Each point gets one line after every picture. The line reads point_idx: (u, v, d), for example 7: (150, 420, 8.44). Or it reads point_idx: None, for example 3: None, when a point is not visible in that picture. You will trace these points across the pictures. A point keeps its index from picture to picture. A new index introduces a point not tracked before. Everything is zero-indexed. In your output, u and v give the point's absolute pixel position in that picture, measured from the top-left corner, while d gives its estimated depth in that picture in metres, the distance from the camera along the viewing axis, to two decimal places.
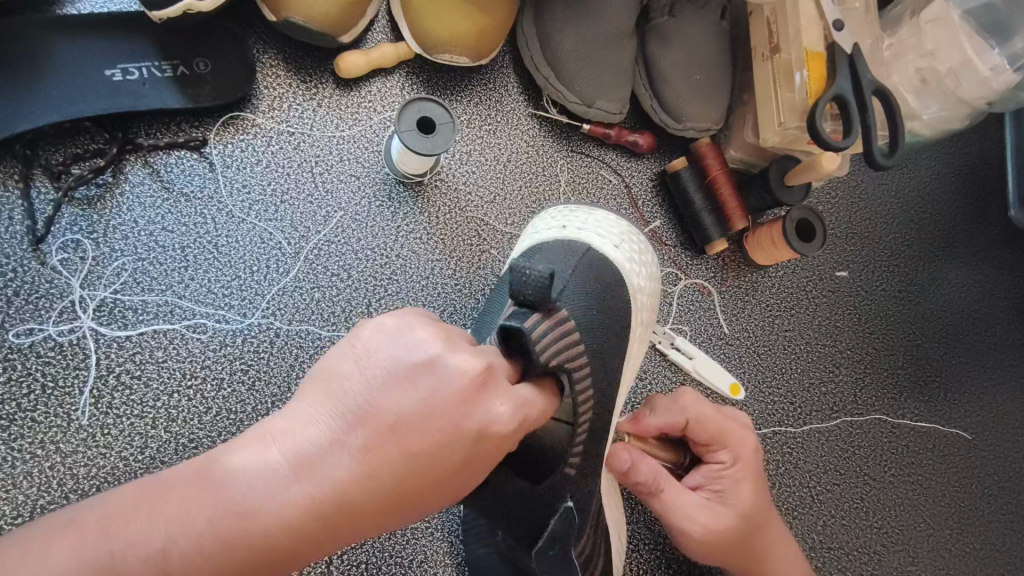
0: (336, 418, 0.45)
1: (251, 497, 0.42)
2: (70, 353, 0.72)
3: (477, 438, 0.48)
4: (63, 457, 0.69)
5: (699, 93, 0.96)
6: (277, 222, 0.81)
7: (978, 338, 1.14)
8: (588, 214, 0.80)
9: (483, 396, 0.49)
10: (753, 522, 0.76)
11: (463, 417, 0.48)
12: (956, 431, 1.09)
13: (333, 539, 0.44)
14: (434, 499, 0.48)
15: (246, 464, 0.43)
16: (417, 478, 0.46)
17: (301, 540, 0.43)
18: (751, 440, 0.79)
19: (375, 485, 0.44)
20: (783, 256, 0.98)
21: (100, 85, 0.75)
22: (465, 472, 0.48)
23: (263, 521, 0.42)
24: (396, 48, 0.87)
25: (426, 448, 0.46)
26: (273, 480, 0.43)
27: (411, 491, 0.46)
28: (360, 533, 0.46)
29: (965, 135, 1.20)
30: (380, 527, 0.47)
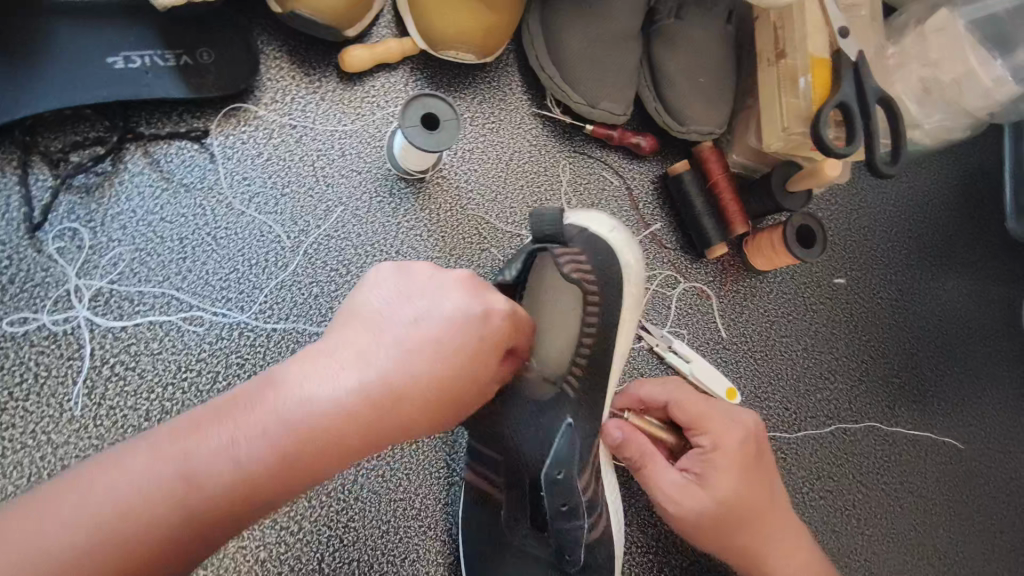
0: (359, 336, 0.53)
1: (300, 402, 0.49)
2: (65, 343, 0.71)
3: (484, 341, 0.55)
4: (55, 447, 0.69)
5: (704, 96, 0.96)
6: (277, 216, 0.81)
7: (973, 347, 1.14)
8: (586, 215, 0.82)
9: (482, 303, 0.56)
10: (734, 513, 0.72)
11: (471, 321, 0.55)
12: (948, 440, 1.09)
13: (375, 437, 0.50)
14: (457, 404, 0.54)
15: (290, 379, 0.50)
16: (439, 378, 0.52)
17: (350, 436, 0.49)
18: (737, 428, 0.74)
19: (406, 384, 0.51)
20: (782, 261, 0.98)
21: (101, 72, 0.74)
22: (480, 375, 0.55)
23: (314, 419, 0.48)
24: (401, 44, 0.87)
25: (444, 350, 0.53)
26: (316, 385, 0.50)
27: (436, 391, 0.52)
28: (400, 435, 0.52)
29: (965, 145, 1.20)
30: (415, 433, 0.53)
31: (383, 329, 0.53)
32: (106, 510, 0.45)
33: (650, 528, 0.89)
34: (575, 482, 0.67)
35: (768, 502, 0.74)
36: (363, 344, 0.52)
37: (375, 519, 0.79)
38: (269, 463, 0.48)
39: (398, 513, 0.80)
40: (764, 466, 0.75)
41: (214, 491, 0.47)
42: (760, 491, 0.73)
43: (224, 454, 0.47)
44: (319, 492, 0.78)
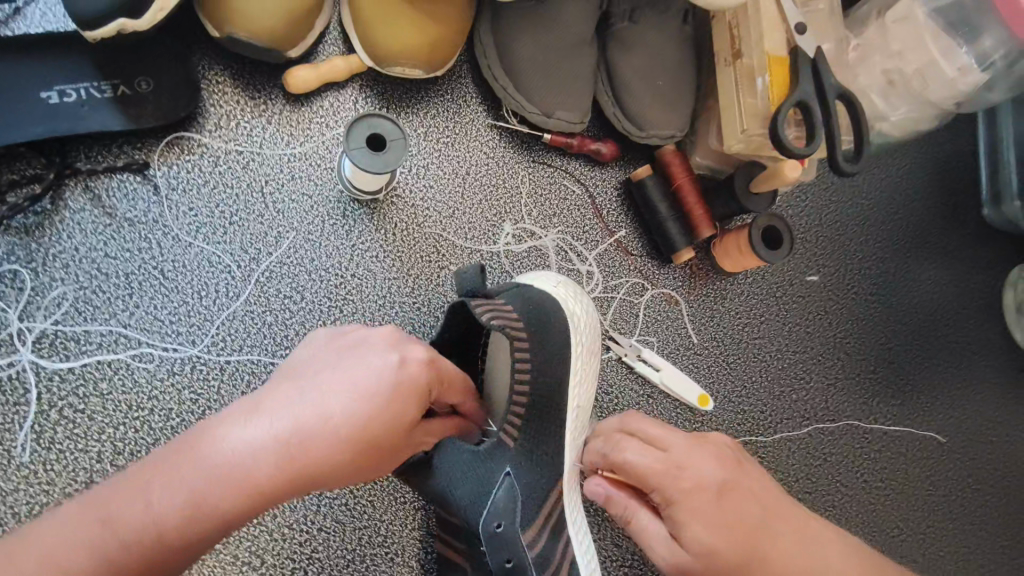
0: (281, 392, 0.56)
1: (223, 459, 0.52)
2: (10, 388, 0.71)
3: (405, 391, 0.58)
4: (4, 495, 0.68)
5: (662, 100, 0.94)
6: (226, 245, 0.79)
7: (953, 338, 1.12)
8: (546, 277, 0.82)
9: (405, 355, 0.60)
10: (736, 564, 0.63)
11: (392, 372, 0.58)
12: (930, 434, 1.08)
13: (297, 487, 0.54)
14: (380, 450, 0.57)
15: (213, 436, 0.54)
16: (360, 429, 0.55)
17: (272, 488, 0.53)
18: (707, 467, 0.66)
19: (329, 438, 0.54)
20: (750, 263, 0.96)
21: (36, 109, 0.73)
22: (403, 422, 0.58)
23: (238, 474, 0.52)
24: (347, 62, 0.85)
25: (365, 402, 0.56)
26: (239, 443, 0.53)
27: (359, 441, 0.55)
28: (322, 482, 0.55)
29: (937, 133, 1.18)
30: (339, 479, 0.56)
31: (308, 386, 0.56)
32: (38, 569, 0.49)
33: (625, 541, 0.88)
34: (518, 533, 0.69)
35: (769, 547, 0.64)
36: (286, 401, 0.55)
37: (341, 549, 0.78)
38: (195, 516, 0.51)
39: (364, 540, 0.79)
40: (741, 492, 0.66)
41: (140, 543, 0.50)
42: (751, 525, 0.64)
43: (151, 510, 0.51)
44: (281, 525, 0.77)
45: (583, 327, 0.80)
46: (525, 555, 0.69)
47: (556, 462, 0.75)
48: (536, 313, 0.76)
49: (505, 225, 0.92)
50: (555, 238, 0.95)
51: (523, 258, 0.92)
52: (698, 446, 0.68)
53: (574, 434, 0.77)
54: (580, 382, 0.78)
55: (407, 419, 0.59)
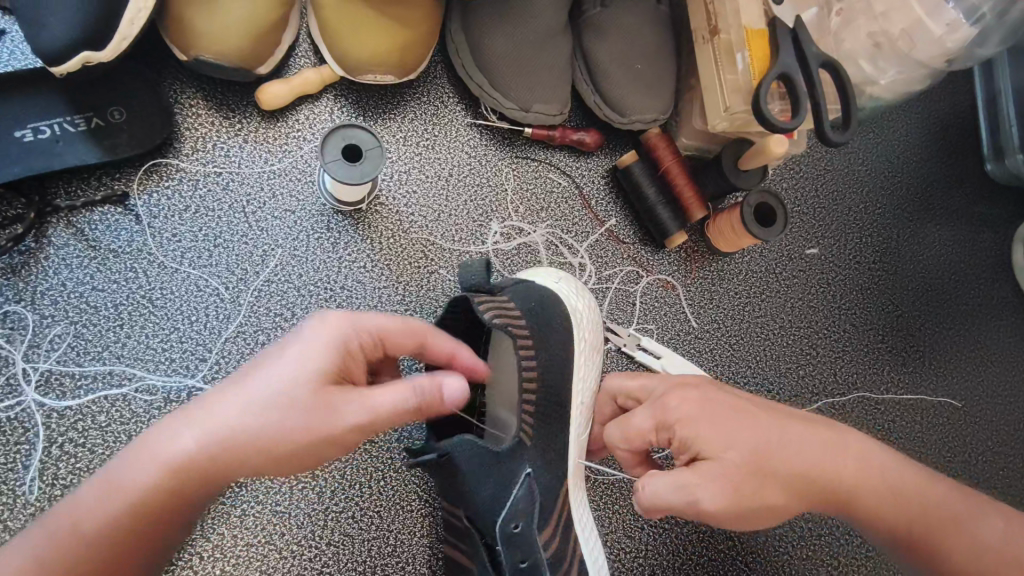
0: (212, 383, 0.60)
1: (157, 444, 0.55)
2: (9, 428, 0.71)
3: (322, 356, 0.57)
4: (13, 533, 0.69)
5: (642, 84, 0.92)
6: (212, 268, 0.79)
7: (963, 300, 1.09)
8: (545, 273, 0.82)
9: (326, 321, 0.60)
10: (758, 457, 0.62)
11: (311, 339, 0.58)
12: (945, 400, 1.05)
13: (224, 467, 0.55)
14: (303, 426, 0.56)
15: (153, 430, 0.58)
16: (278, 401, 0.56)
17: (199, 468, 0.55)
18: (691, 392, 0.66)
19: (249, 414, 0.56)
20: (745, 243, 0.94)
21: (11, 148, 0.73)
22: (324, 390, 0.57)
23: (168, 460, 0.55)
24: (319, 73, 0.84)
25: (283, 373, 0.56)
26: (160, 432, 0.56)
27: (278, 414, 0.55)
28: (250, 462, 0.55)
29: (932, 92, 1.15)
30: (267, 462, 0.56)
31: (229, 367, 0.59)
32: None
33: (638, 533, 0.87)
34: (534, 534, 0.69)
35: (783, 433, 0.64)
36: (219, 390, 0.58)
37: (351, 561, 0.79)
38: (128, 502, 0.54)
39: (374, 551, 0.79)
40: (740, 398, 0.67)
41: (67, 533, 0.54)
42: (759, 418, 0.65)
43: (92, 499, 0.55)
44: (290, 542, 0.77)
45: (587, 328, 0.79)
46: (541, 555, 0.69)
47: (560, 459, 0.74)
48: (540, 308, 0.74)
49: (493, 224, 0.91)
50: (544, 233, 0.93)
51: (513, 256, 0.91)
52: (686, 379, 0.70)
53: (580, 425, 0.76)
54: (583, 383, 0.77)
55: (329, 388, 0.57)
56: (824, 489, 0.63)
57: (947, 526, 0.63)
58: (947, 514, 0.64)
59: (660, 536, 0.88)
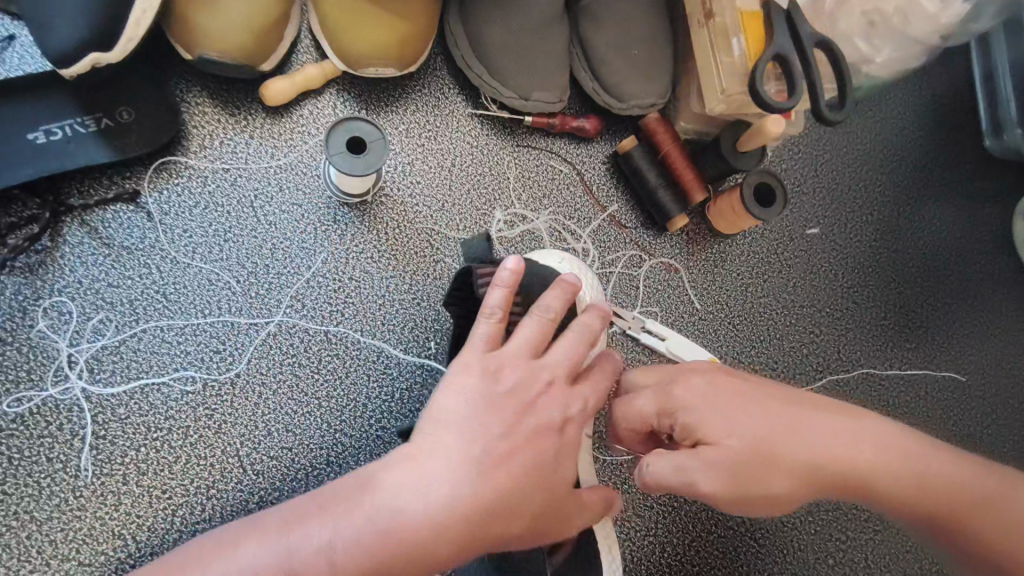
0: (452, 444, 0.59)
1: (384, 517, 0.56)
2: (32, 422, 0.73)
3: (553, 393, 0.64)
4: (40, 524, 0.71)
5: (638, 69, 0.94)
6: (223, 263, 0.81)
7: (965, 275, 1.10)
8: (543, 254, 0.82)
9: (507, 358, 0.64)
10: (760, 444, 0.64)
11: (513, 375, 0.63)
12: (949, 374, 1.06)
13: (488, 534, 0.57)
14: (560, 460, 0.63)
15: (387, 482, 0.58)
16: (519, 454, 0.60)
17: (450, 540, 0.56)
18: (694, 379, 0.68)
19: (493, 469, 0.58)
20: (746, 223, 0.95)
21: (25, 150, 0.75)
22: (560, 427, 0.63)
23: (428, 531, 0.56)
24: (321, 68, 0.86)
25: (503, 426, 0.61)
26: (411, 490, 0.57)
27: (522, 462, 0.60)
28: (558, 498, 0.62)
29: (930, 69, 1.16)
30: (544, 505, 0.61)
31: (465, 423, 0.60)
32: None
33: (647, 511, 0.88)
34: None
35: (787, 421, 0.65)
36: (440, 441, 0.60)
37: None
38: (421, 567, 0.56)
39: None
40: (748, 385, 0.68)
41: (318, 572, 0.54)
42: (766, 404, 0.66)
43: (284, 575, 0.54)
44: None
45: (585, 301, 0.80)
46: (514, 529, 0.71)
47: None
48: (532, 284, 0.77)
49: (497, 212, 0.93)
50: (547, 220, 0.95)
51: (517, 243, 0.93)
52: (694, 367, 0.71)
53: None
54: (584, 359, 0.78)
55: (570, 411, 0.64)
56: (832, 475, 0.65)
57: (971, 503, 0.65)
58: (970, 495, 0.65)
59: (668, 514, 0.89)
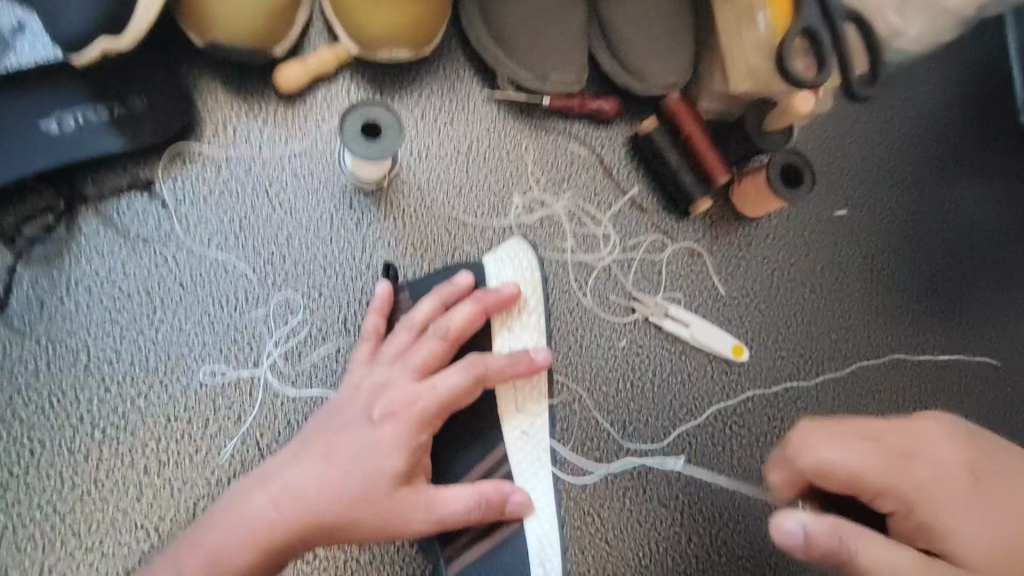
0: (321, 451, 0.67)
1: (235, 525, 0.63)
2: (52, 414, 0.73)
3: (379, 395, 0.69)
4: (62, 515, 0.71)
5: (659, 47, 0.91)
6: (239, 252, 0.80)
7: (1000, 257, 1.06)
8: (512, 250, 0.80)
9: (381, 368, 0.72)
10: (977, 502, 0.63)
11: (353, 387, 0.72)
12: (983, 359, 1.02)
13: (309, 525, 0.64)
14: (382, 451, 0.66)
15: (236, 499, 0.66)
16: (337, 453, 0.66)
17: (288, 534, 0.64)
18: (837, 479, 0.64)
19: (310, 469, 0.66)
20: (771, 205, 0.93)
21: (38, 140, 0.74)
22: (377, 421, 0.67)
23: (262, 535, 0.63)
24: (334, 51, 0.84)
25: (325, 439, 0.67)
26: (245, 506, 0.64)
27: (358, 458, 0.66)
28: (384, 487, 0.65)
29: (963, 43, 1.12)
30: (365, 494, 0.65)
31: (332, 434, 0.68)
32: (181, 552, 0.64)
33: (671, 502, 0.86)
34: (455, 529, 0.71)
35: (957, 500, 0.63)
36: (335, 441, 0.67)
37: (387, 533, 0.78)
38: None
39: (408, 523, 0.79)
40: (987, 484, 0.65)
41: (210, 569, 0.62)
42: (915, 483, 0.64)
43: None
44: None
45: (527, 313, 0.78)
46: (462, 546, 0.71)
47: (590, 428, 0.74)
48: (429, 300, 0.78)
49: (515, 197, 0.90)
50: (567, 205, 0.92)
51: (536, 229, 0.91)
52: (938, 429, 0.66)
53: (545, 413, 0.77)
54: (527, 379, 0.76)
55: (401, 407, 0.68)
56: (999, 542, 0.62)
57: None
58: None
59: (693, 504, 0.87)
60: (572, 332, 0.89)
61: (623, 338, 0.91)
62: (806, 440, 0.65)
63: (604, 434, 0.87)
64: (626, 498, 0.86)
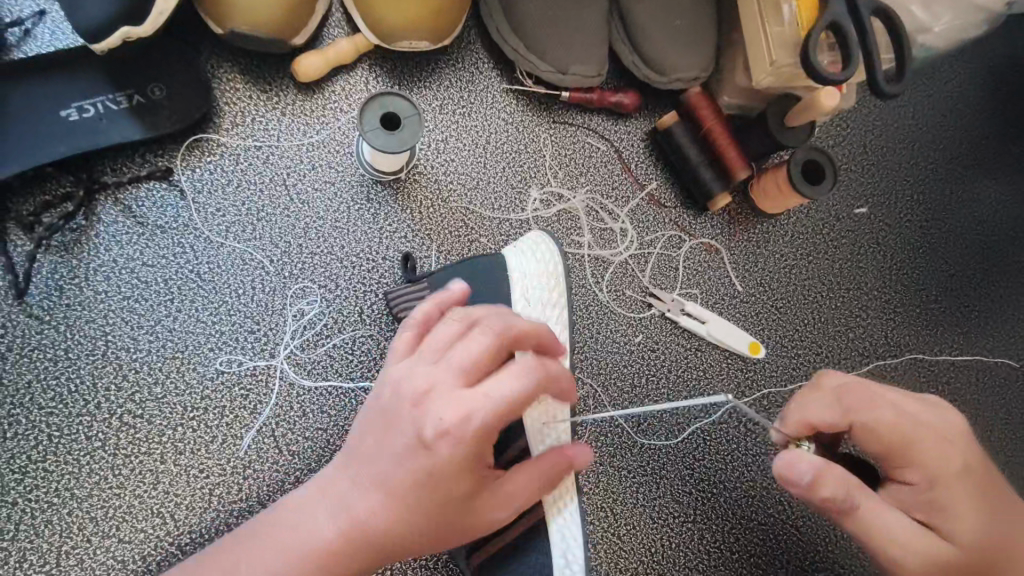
0: (369, 473, 0.57)
1: (285, 555, 0.57)
2: (70, 400, 0.73)
3: (430, 408, 0.56)
4: (79, 501, 0.71)
5: (681, 41, 0.90)
6: (256, 242, 0.80)
7: (1022, 258, 1.04)
8: (533, 242, 0.78)
9: (424, 366, 0.58)
10: (996, 494, 0.61)
11: (393, 395, 0.58)
12: (1003, 360, 1.01)
13: (374, 552, 0.57)
14: (444, 475, 0.55)
15: (280, 528, 0.58)
16: (393, 477, 0.56)
17: (346, 562, 0.57)
18: (872, 423, 0.61)
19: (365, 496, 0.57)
20: (792, 202, 0.91)
21: (59, 127, 0.75)
22: (433, 443, 0.55)
23: (314, 568, 0.56)
24: (353, 41, 0.84)
25: (374, 458, 0.58)
26: (295, 535, 0.57)
27: (413, 481, 0.56)
28: (449, 507, 0.57)
29: (989, 39, 1.10)
30: (432, 516, 0.57)
31: (377, 453, 0.58)
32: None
33: (684, 499, 0.86)
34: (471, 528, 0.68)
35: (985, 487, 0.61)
36: (381, 461, 0.57)
37: None
38: None
39: None
40: (998, 491, 0.62)
41: None
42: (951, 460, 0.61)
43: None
44: None
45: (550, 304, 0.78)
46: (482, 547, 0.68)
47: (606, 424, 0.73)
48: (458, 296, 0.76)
49: (533, 190, 0.90)
50: (584, 199, 0.92)
51: (554, 223, 0.90)
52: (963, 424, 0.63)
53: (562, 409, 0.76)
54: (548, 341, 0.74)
55: (455, 425, 0.55)
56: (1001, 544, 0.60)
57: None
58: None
59: (707, 501, 0.87)
60: (587, 326, 0.89)
61: (639, 334, 0.90)
62: (835, 391, 0.64)
63: (618, 430, 0.87)
64: (639, 494, 0.86)
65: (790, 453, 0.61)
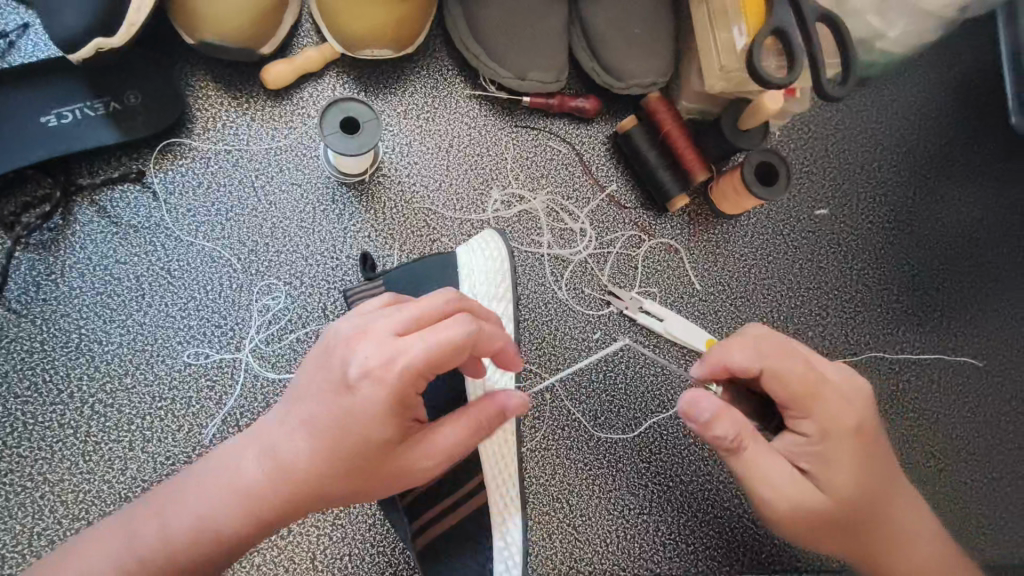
0: (300, 416, 0.61)
1: (221, 485, 0.61)
2: (45, 390, 0.77)
3: (356, 353, 0.59)
4: (51, 485, 0.75)
5: (637, 48, 0.93)
6: (224, 240, 0.84)
7: (984, 258, 1.06)
8: (484, 240, 0.82)
9: (362, 319, 0.61)
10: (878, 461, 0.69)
11: (330, 339, 0.61)
12: (965, 359, 1.02)
13: (297, 492, 0.60)
14: (363, 420, 0.58)
15: (222, 461, 0.63)
16: (320, 420, 0.59)
17: (272, 497, 0.60)
18: (781, 376, 0.66)
19: (295, 437, 0.60)
20: (748, 204, 0.94)
21: (39, 133, 0.79)
22: (356, 386, 0.58)
23: (244, 499, 0.60)
24: (321, 51, 0.88)
25: (305, 402, 0.61)
26: (232, 468, 0.62)
27: (336, 423, 0.59)
28: (369, 452, 0.59)
29: (952, 44, 1.12)
30: (353, 461, 0.59)
31: (309, 396, 0.61)
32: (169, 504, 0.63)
33: (640, 491, 0.89)
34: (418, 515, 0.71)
35: (871, 453, 0.69)
36: (311, 406, 0.60)
37: (364, 514, 0.80)
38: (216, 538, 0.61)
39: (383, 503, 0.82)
40: (881, 457, 0.70)
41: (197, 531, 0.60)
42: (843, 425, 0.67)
43: (142, 558, 0.60)
44: None
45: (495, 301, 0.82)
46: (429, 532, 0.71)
47: None
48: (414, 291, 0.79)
49: (494, 192, 0.93)
50: (544, 200, 0.95)
51: (514, 224, 0.93)
52: (868, 392, 0.69)
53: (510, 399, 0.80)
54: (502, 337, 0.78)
55: (375, 371, 0.57)
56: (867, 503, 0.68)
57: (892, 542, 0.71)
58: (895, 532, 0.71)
59: (663, 494, 0.89)
60: (546, 323, 0.92)
61: (597, 331, 0.93)
62: (756, 340, 0.68)
63: (575, 423, 0.89)
64: (595, 486, 0.88)
65: (697, 394, 0.66)
